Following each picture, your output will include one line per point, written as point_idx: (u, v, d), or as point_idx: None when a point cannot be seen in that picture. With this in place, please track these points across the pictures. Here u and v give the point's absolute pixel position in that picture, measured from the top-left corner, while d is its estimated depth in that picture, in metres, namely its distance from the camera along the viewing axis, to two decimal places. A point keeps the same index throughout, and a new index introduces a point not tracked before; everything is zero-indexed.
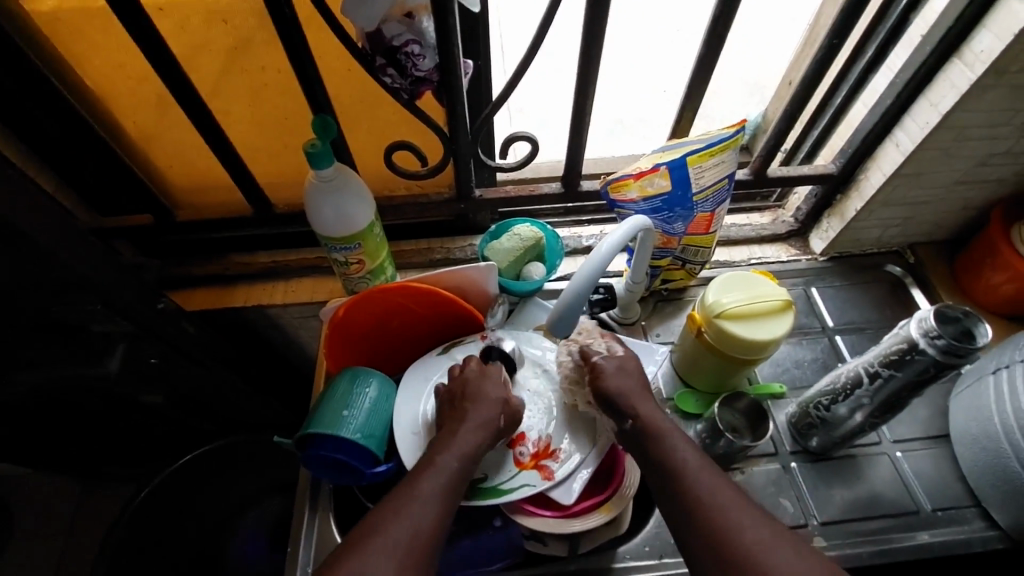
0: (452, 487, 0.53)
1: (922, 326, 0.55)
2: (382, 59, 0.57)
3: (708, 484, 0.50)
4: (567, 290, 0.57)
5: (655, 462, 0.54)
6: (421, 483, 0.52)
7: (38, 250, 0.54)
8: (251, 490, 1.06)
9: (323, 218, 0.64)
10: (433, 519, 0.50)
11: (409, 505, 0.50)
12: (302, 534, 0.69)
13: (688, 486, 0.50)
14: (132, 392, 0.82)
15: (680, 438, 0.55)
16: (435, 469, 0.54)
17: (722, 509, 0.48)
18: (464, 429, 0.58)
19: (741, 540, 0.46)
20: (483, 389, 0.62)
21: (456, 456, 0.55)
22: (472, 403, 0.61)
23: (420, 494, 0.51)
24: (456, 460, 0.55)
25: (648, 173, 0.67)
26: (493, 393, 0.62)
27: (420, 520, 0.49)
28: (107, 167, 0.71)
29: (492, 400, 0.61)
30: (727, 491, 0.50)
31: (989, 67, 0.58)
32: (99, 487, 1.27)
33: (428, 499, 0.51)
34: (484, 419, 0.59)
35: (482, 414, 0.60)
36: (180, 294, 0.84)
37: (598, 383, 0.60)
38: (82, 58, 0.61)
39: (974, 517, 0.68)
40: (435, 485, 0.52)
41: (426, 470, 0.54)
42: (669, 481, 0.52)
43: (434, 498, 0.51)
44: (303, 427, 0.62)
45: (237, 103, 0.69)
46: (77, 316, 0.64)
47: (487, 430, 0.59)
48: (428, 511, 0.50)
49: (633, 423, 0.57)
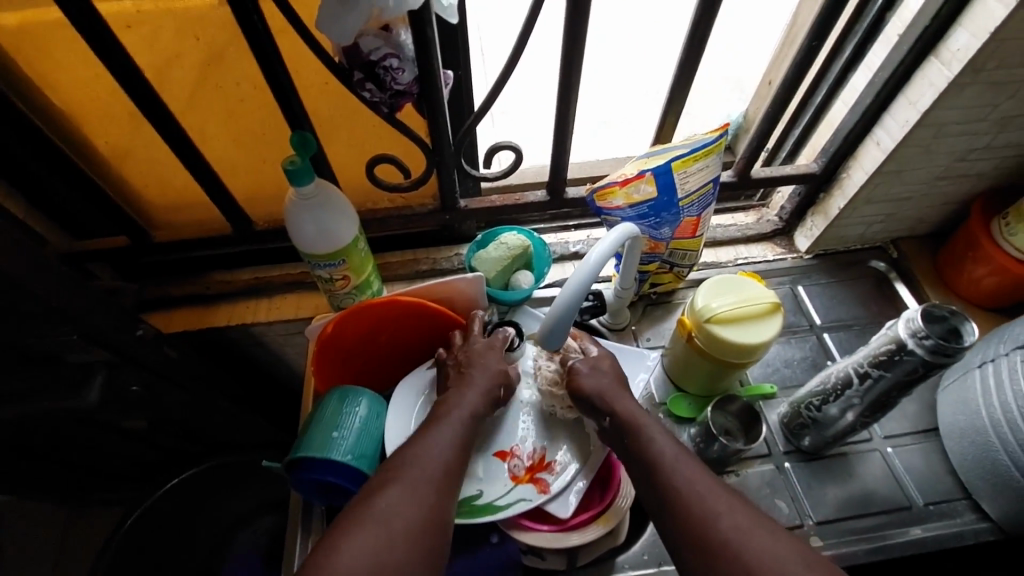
0: (462, 437, 0.55)
1: (910, 326, 0.56)
2: (360, 74, 0.55)
3: (688, 477, 0.50)
4: (558, 302, 0.56)
5: (634, 456, 0.54)
6: (432, 435, 0.54)
7: (9, 281, 0.52)
8: (240, 511, 1.03)
9: (306, 235, 0.63)
10: (448, 467, 0.52)
11: (424, 457, 0.52)
12: (295, 556, 0.68)
13: (668, 480, 0.50)
14: (115, 418, 0.80)
15: (658, 429, 0.55)
16: (445, 422, 0.56)
17: (704, 504, 0.48)
18: (471, 389, 0.59)
19: (722, 533, 0.46)
20: (487, 358, 0.63)
21: (464, 410, 0.58)
22: (475, 369, 0.62)
23: (433, 445, 0.53)
24: (464, 414, 0.57)
25: (634, 180, 0.66)
26: (495, 360, 0.63)
27: (436, 468, 0.51)
28: (79, 188, 0.69)
29: (495, 369, 0.63)
30: (706, 482, 0.49)
31: (966, 65, 0.59)
32: (83, 514, 1.23)
33: (441, 449, 0.53)
34: (484, 384, 0.61)
35: (484, 377, 0.61)
36: (159, 316, 0.82)
37: (574, 384, 0.60)
38: (48, 79, 0.60)
39: (965, 509, 0.69)
40: (446, 436, 0.55)
41: (436, 424, 0.56)
42: (650, 475, 0.51)
43: (446, 445, 0.54)
44: (292, 451, 0.61)
45: (213, 120, 0.68)
46: (52, 346, 0.62)
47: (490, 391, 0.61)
48: (442, 459, 0.52)
49: (610, 418, 0.57)
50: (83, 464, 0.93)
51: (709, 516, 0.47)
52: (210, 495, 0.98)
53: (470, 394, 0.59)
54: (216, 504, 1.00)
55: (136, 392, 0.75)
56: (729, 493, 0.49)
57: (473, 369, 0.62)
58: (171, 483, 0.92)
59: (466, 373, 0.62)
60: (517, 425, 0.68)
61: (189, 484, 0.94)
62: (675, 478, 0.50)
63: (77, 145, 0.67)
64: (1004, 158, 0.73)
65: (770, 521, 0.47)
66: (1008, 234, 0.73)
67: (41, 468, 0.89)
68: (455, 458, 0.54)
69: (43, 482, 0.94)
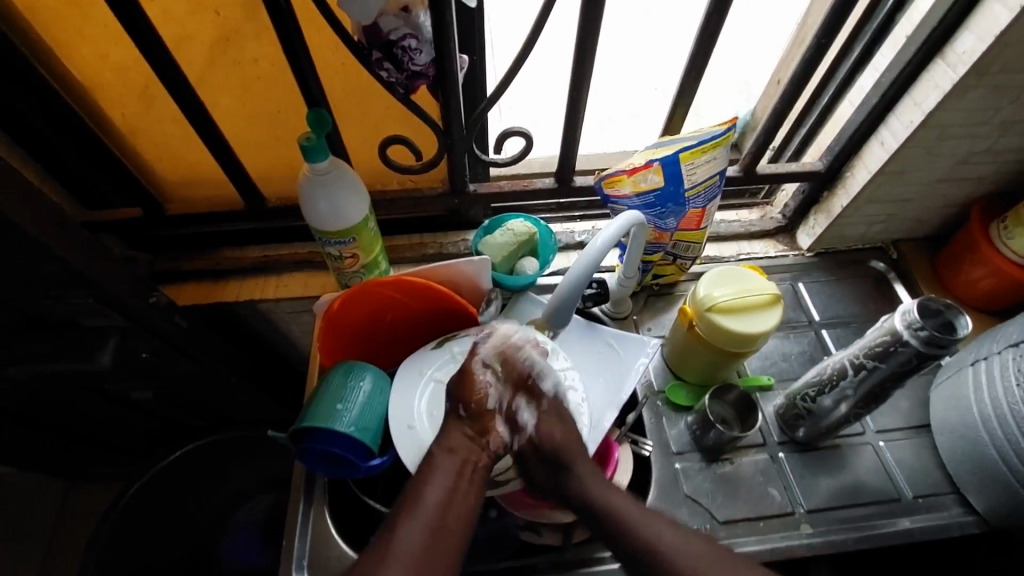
0: (445, 511, 0.54)
1: (905, 318, 0.57)
2: (378, 53, 0.57)
3: (658, 529, 0.55)
4: (562, 285, 0.58)
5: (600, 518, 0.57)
6: (406, 521, 0.52)
7: (31, 242, 0.54)
8: (242, 486, 1.05)
9: (319, 212, 0.64)
10: (426, 551, 0.51)
11: (401, 545, 0.51)
12: (297, 526, 0.69)
13: (639, 532, 0.55)
14: (123, 388, 0.82)
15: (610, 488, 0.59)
16: (422, 500, 0.54)
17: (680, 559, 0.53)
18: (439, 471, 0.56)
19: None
20: (457, 384, 0.60)
21: (441, 479, 0.55)
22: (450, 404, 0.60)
23: (407, 532, 0.52)
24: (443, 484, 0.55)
25: (642, 169, 0.67)
26: (462, 385, 0.60)
27: (416, 551, 0.51)
28: (96, 159, 0.70)
29: (463, 390, 0.59)
30: (671, 532, 0.55)
31: (970, 68, 0.60)
32: (85, 487, 1.25)
33: (415, 535, 0.51)
34: (453, 420, 0.59)
35: (453, 416, 0.59)
36: (170, 288, 0.84)
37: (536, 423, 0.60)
38: (69, 50, 0.61)
39: (953, 502, 0.70)
40: (424, 517, 0.53)
41: (413, 505, 0.54)
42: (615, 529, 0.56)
43: (422, 526, 0.52)
44: (297, 421, 0.62)
45: (230, 96, 0.69)
46: (67, 310, 0.63)
47: (463, 424, 0.58)
48: (419, 545, 0.51)
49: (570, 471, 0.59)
50: (88, 433, 0.95)
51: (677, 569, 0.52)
52: (212, 469, 1.00)
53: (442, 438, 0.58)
54: (219, 476, 1.01)
55: (146, 360, 0.77)
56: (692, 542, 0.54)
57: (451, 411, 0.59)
58: (171, 456, 0.93)
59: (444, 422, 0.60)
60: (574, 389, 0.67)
61: (191, 457, 0.95)
62: (642, 534, 0.55)
63: (94, 114, 0.68)
64: (1005, 162, 0.75)
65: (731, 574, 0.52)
66: (1006, 238, 0.74)
67: (47, 436, 0.90)
68: (431, 541, 0.52)
69: (48, 450, 0.95)
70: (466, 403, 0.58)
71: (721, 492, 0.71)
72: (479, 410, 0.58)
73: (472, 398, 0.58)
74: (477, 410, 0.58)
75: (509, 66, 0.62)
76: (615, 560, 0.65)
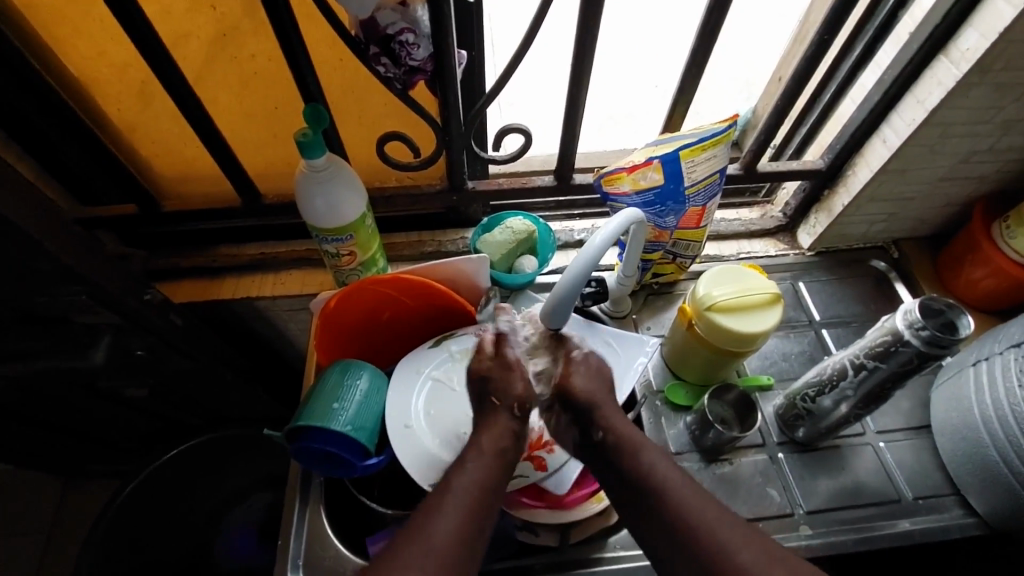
0: (481, 500, 0.51)
1: (907, 318, 0.57)
2: (375, 48, 0.56)
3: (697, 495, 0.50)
4: (560, 285, 0.57)
5: (632, 480, 0.53)
6: (439, 509, 0.49)
7: (22, 238, 0.53)
8: (238, 485, 1.04)
9: (315, 209, 0.63)
10: (462, 541, 0.48)
11: (439, 526, 0.48)
12: (292, 526, 0.68)
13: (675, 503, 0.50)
14: (117, 386, 0.81)
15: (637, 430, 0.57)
16: (458, 489, 0.51)
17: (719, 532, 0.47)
18: (477, 462, 0.54)
19: (734, 558, 0.46)
20: (496, 379, 0.60)
21: (480, 471, 0.53)
22: (491, 401, 0.59)
23: (441, 520, 0.48)
24: (482, 474, 0.53)
25: (641, 167, 0.67)
26: (502, 375, 0.60)
27: (453, 533, 0.47)
28: (92, 154, 0.70)
29: (505, 383, 0.59)
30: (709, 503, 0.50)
31: (974, 65, 0.60)
32: (82, 484, 1.24)
33: (452, 523, 0.48)
34: (502, 417, 0.58)
35: (503, 412, 0.58)
36: (166, 285, 0.83)
37: (568, 380, 0.60)
38: (62, 44, 0.60)
39: (953, 504, 0.70)
40: (460, 499, 0.50)
41: (446, 494, 0.51)
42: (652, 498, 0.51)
43: (456, 513, 0.49)
44: (294, 420, 0.62)
45: (227, 92, 0.68)
46: (59, 307, 0.63)
47: (513, 420, 0.58)
48: (456, 525, 0.48)
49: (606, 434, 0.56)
50: (84, 431, 0.94)
51: (714, 541, 0.47)
52: (208, 468, 1.00)
53: (492, 435, 0.56)
54: (215, 474, 1.01)
55: (140, 357, 0.76)
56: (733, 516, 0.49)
57: (486, 401, 0.59)
58: (170, 453, 0.93)
59: (481, 421, 0.58)
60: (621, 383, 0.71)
61: (188, 455, 0.96)
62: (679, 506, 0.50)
63: (91, 111, 0.67)
64: (1007, 161, 0.74)
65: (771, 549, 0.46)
66: (1008, 237, 0.74)
67: (43, 434, 0.90)
68: (469, 527, 0.49)
69: (43, 447, 0.95)
70: (514, 398, 0.59)
71: (719, 492, 0.70)
72: (527, 403, 0.59)
73: (517, 389, 0.59)
74: (526, 401, 0.59)
75: (507, 62, 0.61)
76: (613, 561, 0.65)
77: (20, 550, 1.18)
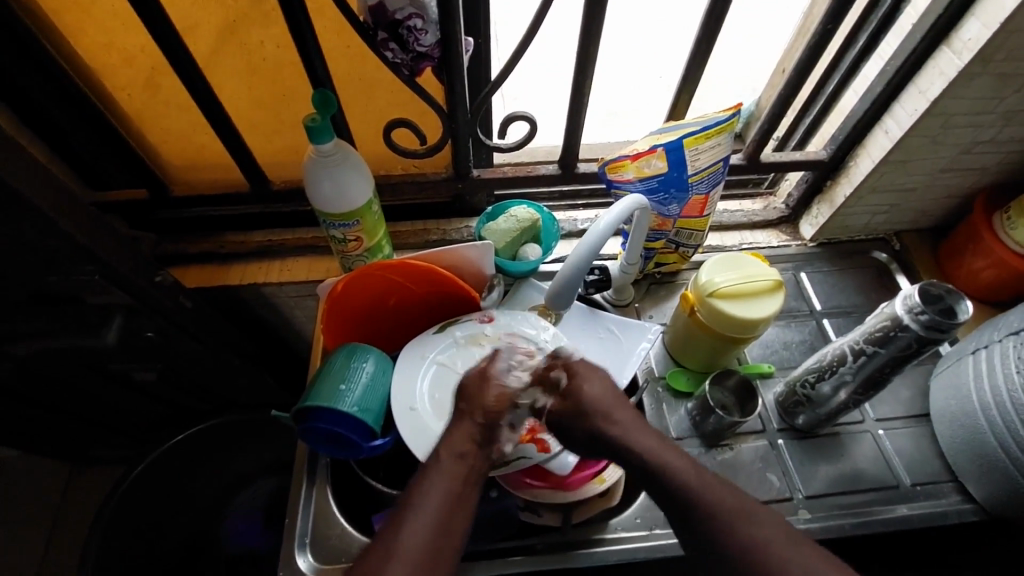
0: (447, 511, 0.49)
1: (906, 303, 0.58)
2: (384, 34, 0.57)
3: (732, 499, 0.49)
4: (563, 270, 0.60)
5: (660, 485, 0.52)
6: (403, 520, 0.48)
7: (36, 216, 0.54)
8: (244, 470, 1.05)
9: (322, 193, 0.64)
10: (428, 550, 0.46)
11: (409, 530, 0.47)
12: (299, 505, 0.70)
13: (708, 508, 0.49)
14: (126, 368, 0.83)
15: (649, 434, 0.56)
16: (421, 497, 0.49)
17: (760, 547, 0.46)
18: (443, 469, 0.52)
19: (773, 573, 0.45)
20: (469, 385, 0.57)
21: (443, 478, 0.51)
22: (460, 407, 0.56)
23: (407, 530, 0.47)
24: (443, 483, 0.51)
25: (645, 155, 0.68)
26: (478, 384, 0.57)
27: (426, 535, 0.47)
28: (103, 138, 0.71)
29: (477, 390, 0.56)
30: (744, 513, 0.48)
31: (975, 55, 0.60)
32: (88, 469, 1.26)
33: (418, 533, 0.47)
34: (464, 423, 0.55)
35: (467, 418, 0.55)
36: (178, 270, 0.84)
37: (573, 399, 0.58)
38: (74, 28, 0.60)
39: (951, 490, 0.71)
40: (430, 504, 0.49)
41: (411, 505, 0.49)
42: (689, 510, 0.50)
43: (428, 514, 0.48)
44: (301, 401, 0.62)
45: (235, 79, 0.69)
46: (71, 286, 0.64)
47: (477, 428, 0.55)
48: (429, 529, 0.47)
49: (635, 456, 0.54)
50: (92, 415, 0.96)
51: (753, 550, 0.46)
52: (218, 450, 1.00)
53: (453, 441, 0.54)
54: (221, 459, 1.02)
55: (150, 339, 0.78)
56: (770, 520, 0.48)
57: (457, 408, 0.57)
58: (176, 439, 0.93)
59: (449, 426, 0.56)
60: (626, 367, 0.72)
61: (195, 439, 0.95)
62: (715, 516, 0.48)
63: (103, 98, 0.68)
64: (1010, 153, 0.74)
65: (819, 564, 0.45)
66: (1009, 228, 0.74)
67: (52, 417, 0.91)
68: (440, 530, 0.48)
69: (52, 430, 0.96)
70: (482, 405, 0.55)
71: (720, 476, 0.71)
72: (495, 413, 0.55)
73: (490, 399, 0.56)
74: (496, 412, 0.55)
75: (513, 51, 0.62)
76: (613, 542, 0.66)
77: (28, 533, 1.20)
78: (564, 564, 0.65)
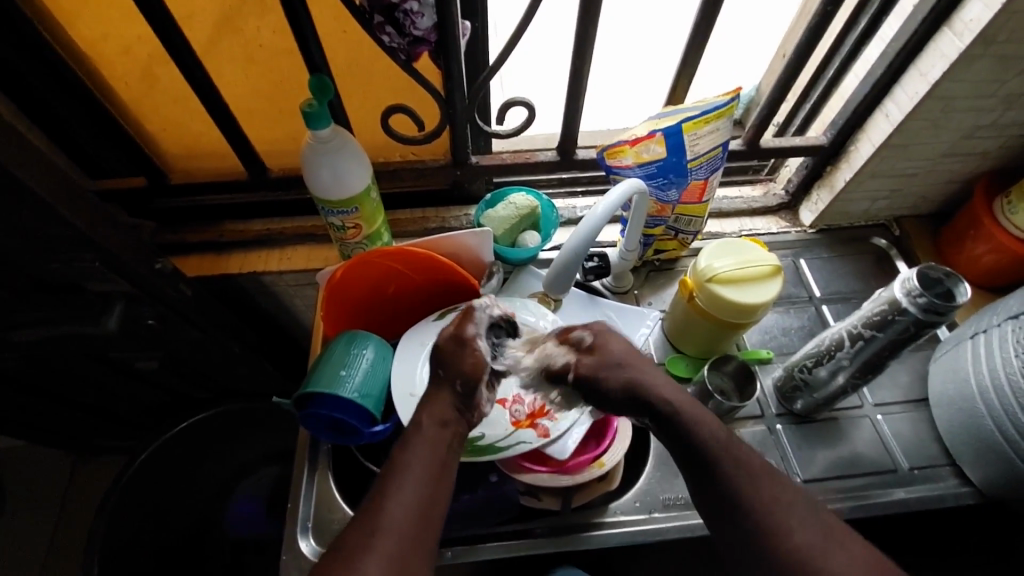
0: (429, 479, 0.50)
1: (905, 286, 0.58)
2: (380, 17, 0.57)
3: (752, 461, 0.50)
4: (563, 253, 0.60)
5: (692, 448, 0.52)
6: (389, 490, 0.48)
7: (37, 204, 0.54)
8: (248, 458, 1.06)
9: (320, 180, 0.64)
10: (418, 517, 0.47)
11: (394, 500, 0.47)
12: (301, 489, 0.70)
13: (729, 472, 0.49)
14: (127, 356, 0.84)
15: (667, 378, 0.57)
16: (405, 466, 0.50)
17: (768, 507, 0.47)
18: (421, 439, 0.52)
19: (789, 538, 0.46)
20: (448, 351, 0.57)
21: (426, 446, 0.52)
22: (438, 373, 0.57)
23: (392, 501, 0.47)
24: (424, 452, 0.51)
25: (644, 140, 0.67)
26: (453, 349, 0.57)
27: (411, 506, 0.47)
28: (100, 127, 0.71)
29: (454, 358, 0.57)
30: (769, 474, 0.49)
31: (978, 36, 0.59)
32: (91, 459, 1.27)
33: (404, 502, 0.47)
34: (443, 393, 0.56)
35: (445, 386, 0.56)
36: (178, 259, 0.85)
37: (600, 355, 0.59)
38: (67, 16, 0.60)
39: (948, 474, 0.71)
40: (411, 473, 0.49)
41: (394, 474, 0.49)
42: (715, 464, 0.50)
43: (412, 483, 0.49)
44: (302, 386, 0.63)
45: (232, 66, 0.68)
46: (74, 273, 0.65)
47: (455, 395, 0.56)
48: (412, 500, 0.48)
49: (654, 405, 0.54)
50: (95, 404, 0.97)
51: (767, 514, 0.47)
52: (222, 437, 1.01)
53: (433, 411, 0.54)
54: (226, 447, 1.03)
55: (152, 326, 0.79)
56: (788, 489, 0.48)
57: (433, 373, 0.57)
58: (178, 428, 0.93)
59: (428, 393, 0.57)
60: None
61: (199, 427, 0.96)
62: (736, 476, 0.49)
63: (103, 89, 0.68)
64: (1011, 137, 0.74)
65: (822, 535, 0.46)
66: (1009, 212, 0.74)
67: (56, 407, 0.92)
68: (424, 499, 0.48)
69: (56, 420, 0.97)
70: (460, 373, 0.56)
71: None
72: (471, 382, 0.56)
73: (466, 366, 0.56)
74: (474, 377, 0.57)
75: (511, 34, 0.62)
76: (612, 526, 0.67)
77: (35, 521, 1.21)
78: (564, 546, 0.66)
